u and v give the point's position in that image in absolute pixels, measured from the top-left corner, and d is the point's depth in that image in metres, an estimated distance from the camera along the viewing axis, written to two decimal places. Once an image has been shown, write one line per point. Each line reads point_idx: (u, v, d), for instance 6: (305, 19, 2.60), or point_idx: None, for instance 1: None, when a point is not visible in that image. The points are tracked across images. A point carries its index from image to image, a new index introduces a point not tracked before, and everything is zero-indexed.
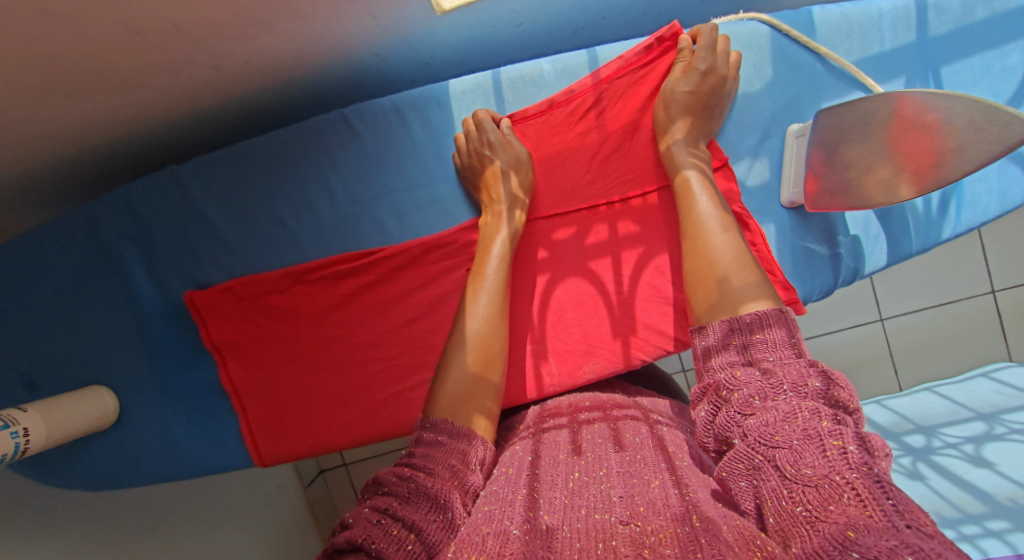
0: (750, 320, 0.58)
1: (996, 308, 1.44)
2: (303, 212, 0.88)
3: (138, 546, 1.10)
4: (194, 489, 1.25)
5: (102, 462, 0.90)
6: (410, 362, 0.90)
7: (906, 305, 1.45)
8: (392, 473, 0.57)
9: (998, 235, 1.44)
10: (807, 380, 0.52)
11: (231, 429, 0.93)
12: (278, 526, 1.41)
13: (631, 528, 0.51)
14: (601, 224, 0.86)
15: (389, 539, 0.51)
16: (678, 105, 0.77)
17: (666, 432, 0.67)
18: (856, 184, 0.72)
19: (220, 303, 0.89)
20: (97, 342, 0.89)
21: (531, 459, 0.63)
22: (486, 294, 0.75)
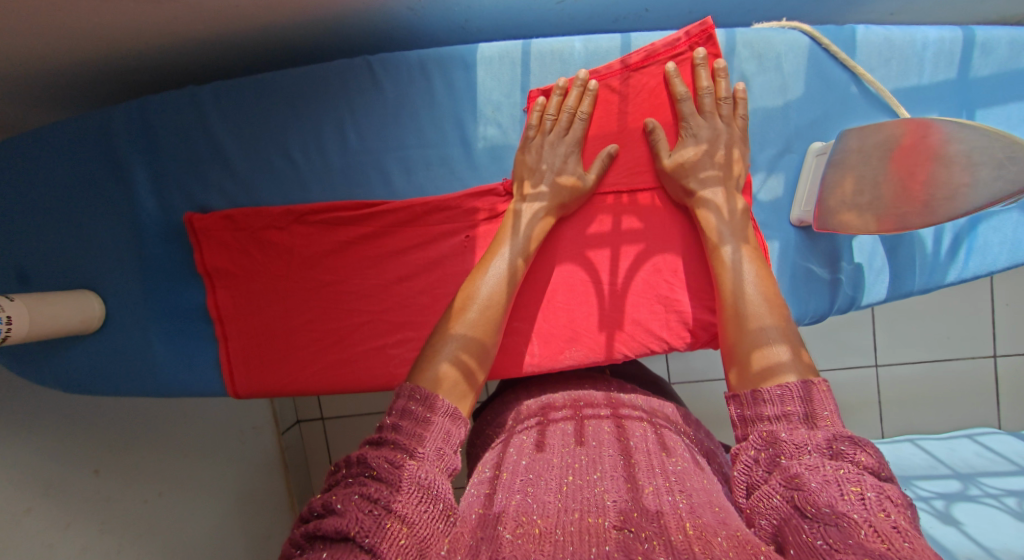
0: (778, 391, 0.58)
1: (995, 374, 1.42)
2: (314, 152, 0.88)
3: (106, 458, 1.11)
4: (170, 413, 1.26)
5: (78, 366, 0.91)
6: (396, 319, 0.91)
7: (905, 354, 1.43)
8: (381, 458, 0.56)
9: (1011, 301, 1.41)
10: (834, 441, 0.52)
11: (210, 355, 0.94)
12: (247, 465, 1.42)
13: (624, 533, 0.51)
14: (606, 215, 0.85)
15: (383, 532, 0.50)
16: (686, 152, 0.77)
17: (651, 433, 0.68)
18: (865, 207, 0.71)
19: (219, 230, 0.89)
20: (92, 247, 0.90)
21: (526, 464, 0.63)
22: (493, 269, 0.76)
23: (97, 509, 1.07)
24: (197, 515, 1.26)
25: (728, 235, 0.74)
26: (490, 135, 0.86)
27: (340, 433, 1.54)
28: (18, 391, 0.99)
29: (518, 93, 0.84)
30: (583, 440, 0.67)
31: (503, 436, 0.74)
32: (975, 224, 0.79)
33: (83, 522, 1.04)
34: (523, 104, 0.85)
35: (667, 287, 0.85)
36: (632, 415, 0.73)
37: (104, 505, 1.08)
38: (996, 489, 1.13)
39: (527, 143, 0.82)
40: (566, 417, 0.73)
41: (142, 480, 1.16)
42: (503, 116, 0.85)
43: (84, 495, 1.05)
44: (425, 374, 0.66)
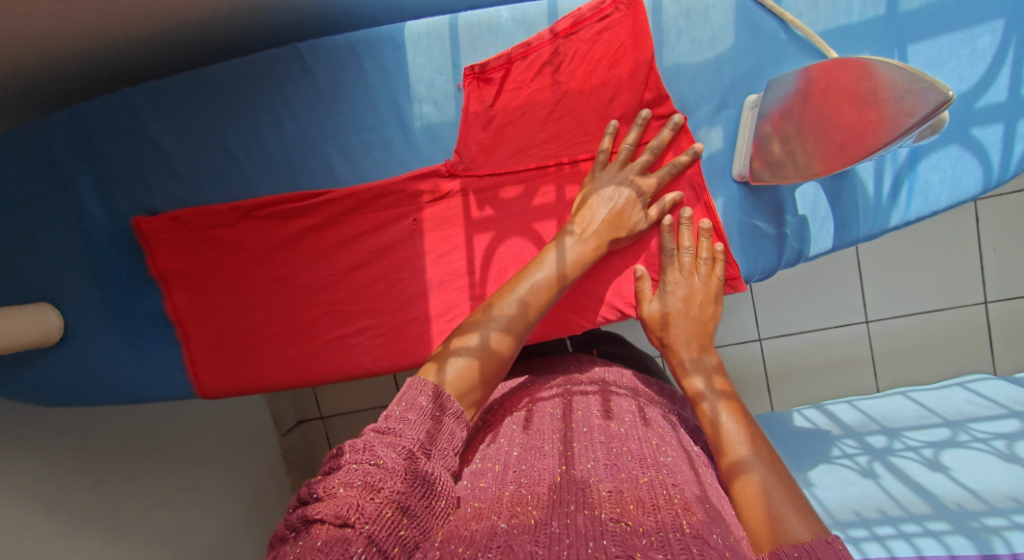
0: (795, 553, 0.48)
1: (986, 320, 1.41)
2: (253, 145, 0.88)
3: (105, 473, 1.11)
4: (162, 417, 1.26)
5: (43, 380, 0.92)
6: (353, 307, 0.91)
7: (897, 308, 1.42)
8: (389, 448, 0.54)
9: (999, 245, 1.39)
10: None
11: (175, 359, 0.95)
12: (244, 467, 1.42)
13: (621, 526, 0.51)
14: (550, 185, 0.84)
15: (383, 521, 0.49)
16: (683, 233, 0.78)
17: (637, 420, 0.70)
18: (792, 157, 0.72)
19: (168, 231, 0.90)
20: (45, 261, 0.90)
21: (517, 455, 0.64)
22: (517, 295, 0.72)
23: (97, 520, 1.07)
24: (201, 518, 1.27)
25: (690, 340, 0.74)
26: (426, 113, 0.84)
27: (342, 430, 1.56)
28: None
29: (450, 68, 0.82)
30: (572, 426, 0.69)
31: (494, 422, 0.77)
32: (914, 162, 0.77)
33: (85, 532, 1.05)
34: (457, 81, 0.82)
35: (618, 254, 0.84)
36: (618, 394, 0.76)
37: (104, 515, 1.09)
38: (985, 434, 1.13)
39: (594, 176, 0.79)
40: (550, 405, 0.75)
41: (142, 486, 1.17)
42: (437, 94, 0.83)
43: (81, 506, 1.05)
44: (443, 373, 0.65)
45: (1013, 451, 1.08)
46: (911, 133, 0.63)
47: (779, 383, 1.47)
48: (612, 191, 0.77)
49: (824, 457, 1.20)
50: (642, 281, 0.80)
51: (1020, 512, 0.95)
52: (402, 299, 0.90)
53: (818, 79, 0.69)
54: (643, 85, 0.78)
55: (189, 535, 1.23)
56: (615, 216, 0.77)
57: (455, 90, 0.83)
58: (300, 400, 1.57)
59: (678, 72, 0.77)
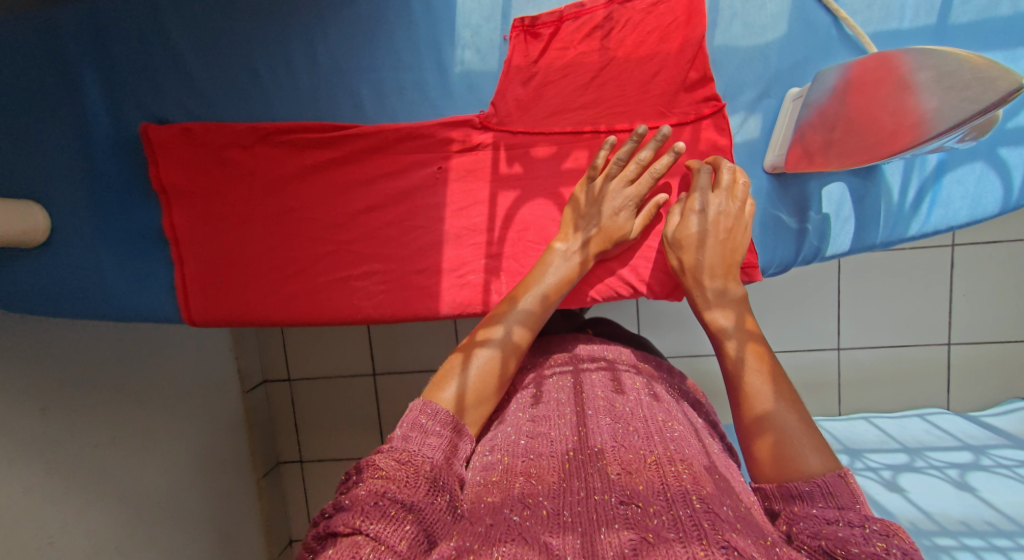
0: (808, 487, 0.54)
1: (948, 361, 1.39)
2: (280, 67, 0.84)
3: (51, 402, 1.01)
4: (128, 349, 1.20)
5: (17, 284, 0.86)
6: (362, 251, 0.89)
7: (866, 340, 1.40)
8: (389, 457, 0.54)
9: (968, 290, 1.37)
10: (865, 519, 0.50)
11: (166, 281, 0.90)
12: (203, 413, 1.38)
13: (631, 509, 0.51)
14: (582, 151, 0.83)
15: (388, 520, 0.49)
16: (699, 178, 0.76)
17: (643, 398, 0.69)
18: (836, 141, 0.72)
19: (177, 145, 0.85)
20: (37, 158, 0.84)
21: (524, 444, 0.62)
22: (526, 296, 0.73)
23: (41, 449, 0.98)
24: (150, 461, 1.20)
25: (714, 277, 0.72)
26: (467, 60, 0.82)
27: (308, 392, 1.53)
28: None
29: (499, 17, 0.80)
30: (580, 408, 0.67)
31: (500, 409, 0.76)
32: (940, 175, 0.79)
33: (28, 458, 0.95)
34: (504, 31, 0.81)
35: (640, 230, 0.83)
36: (625, 370, 0.76)
37: (51, 445, 1.00)
38: (940, 462, 1.18)
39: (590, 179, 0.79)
40: (554, 386, 0.73)
41: (92, 422, 1.09)
42: (482, 42, 0.81)
43: (35, 432, 0.97)
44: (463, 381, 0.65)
45: (964, 480, 1.13)
46: (962, 128, 0.63)
47: None
48: (611, 211, 0.77)
49: None
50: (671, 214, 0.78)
51: (968, 535, 1.01)
52: (413, 248, 0.88)
53: (856, 74, 0.71)
54: (689, 63, 0.77)
55: (141, 478, 1.17)
56: (611, 232, 0.78)
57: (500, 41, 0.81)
58: (268, 359, 1.55)
59: (726, 55, 0.78)
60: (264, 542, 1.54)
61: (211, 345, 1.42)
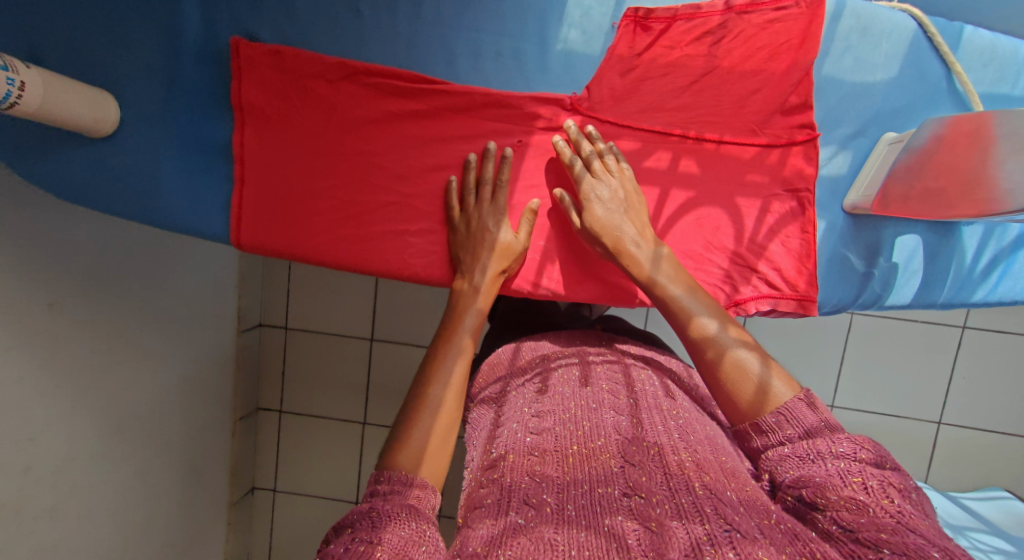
0: (773, 417, 0.58)
1: (935, 437, 1.38)
2: (384, 8, 0.83)
3: (58, 300, 0.95)
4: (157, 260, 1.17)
5: (74, 167, 0.84)
6: (424, 208, 0.89)
7: (864, 403, 1.37)
8: (354, 510, 0.54)
9: (968, 374, 1.36)
10: (833, 444, 0.53)
11: (220, 198, 0.90)
12: (198, 342, 1.32)
13: (635, 500, 0.51)
14: (666, 152, 0.82)
15: (355, 556, 0.47)
16: (571, 155, 0.79)
17: (651, 388, 0.68)
18: (935, 191, 0.71)
19: (263, 64, 0.84)
20: (122, 47, 0.83)
21: (528, 441, 0.60)
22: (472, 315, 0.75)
23: (42, 345, 0.93)
24: (148, 378, 1.17)
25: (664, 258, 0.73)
26: (571, 39, 0.81)
27: (302, 345, 1.51)
28: None
29: (612, 3, 0.80)
30: (583, 401, 0.65)
31: (492, 402, 0.73)
32: (1015, 250, 0.83)
33: (30, 350, 0.90)
34: (614, 18, 0.80)
35: (705, 244, 0.82)
36: (632, 364, 0.74)
37: (50, 344, 0.94)
38: None
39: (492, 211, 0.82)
40: (556, 376, 0.70)
41: (96, 327, 1.03)
42: (590, 24, 0.80)
43: (36, 325, 0.91)
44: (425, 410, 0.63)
45: None
46: None
47: None
48: (490, 229, 0.81)
49: None
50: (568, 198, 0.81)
51: None
52: None
53: (952, 129, 0.69)
54: (792, 86, 0.77)
55: (124, 393, 1.11)
56: (496, 247, 0.81)
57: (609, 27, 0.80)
58: (268, 300, 1.51)
59: (833, 85, 0.78)
60: (228, 483, 1.50)
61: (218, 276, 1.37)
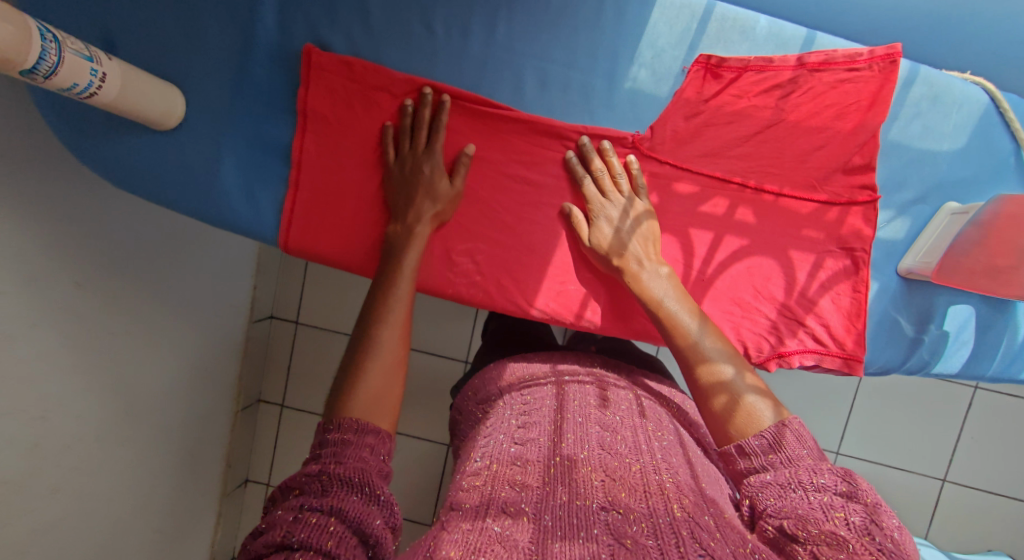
0: (758, 441, 0.61)
1: (936, 496, 1.35)
2: (457, 30, 0.83)
3: (88, 279, 0.95)
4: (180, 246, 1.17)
5: (131, 156, 0.85)
6: (472, 228, 0.88)
7: (870, 453, 1.36)
8: (303, 473, 0.57)
9: (975, 434, 1.34)
10: (815, 475, 0.56)
11: (274, 198, 0.90)
12: (216, 332, 1.33)
13: (613, 515, 0.54)
14: (723, 199, 0.82)
15: (310, 528, 0.52)
16: (603, 182, 0.82)
17: (636, 412, 0.72)
18: (1002, 272, 0.73)
19: (333, 74, 0.85)
20: (195, 42, 0.83)
21: (512, 450, 0.62)
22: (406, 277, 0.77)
23: (71, 319, 0.94)
24: (164, 360, 1.17)
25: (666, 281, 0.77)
26: (640, 79, 0.82)
27: (311, 340, 1.52)
28: None
29: (685, 47, 0.80)
30: (570, 417, 0.69)
31: (483, 414, 0.75)
32: None
33: (54, 324, 0.90)
34: (685, 62, 0.80)
35: (751, 294, 0.83)
36: (621, 387, 0.78)
37: (75, 317, 0.94)
38: None
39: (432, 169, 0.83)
40: (545, 391, 0.74)
41: (127, 306, 1.05)
42: (661, 65, 0.81)
43: (64, 303, 0.91)
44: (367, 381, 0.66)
45: None
46: None
47: None
48: (423, 171, 0.83)
49: None
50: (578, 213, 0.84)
51: None
52: (524, 243, 0.89)
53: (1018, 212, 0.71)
54: (857, 147, 0.78)
55: (139, 379, 1.11)
56: (429, 190, 0.83)
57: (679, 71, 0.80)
58: (281, 292, 1.51)
59: (899, 150, 0.78)
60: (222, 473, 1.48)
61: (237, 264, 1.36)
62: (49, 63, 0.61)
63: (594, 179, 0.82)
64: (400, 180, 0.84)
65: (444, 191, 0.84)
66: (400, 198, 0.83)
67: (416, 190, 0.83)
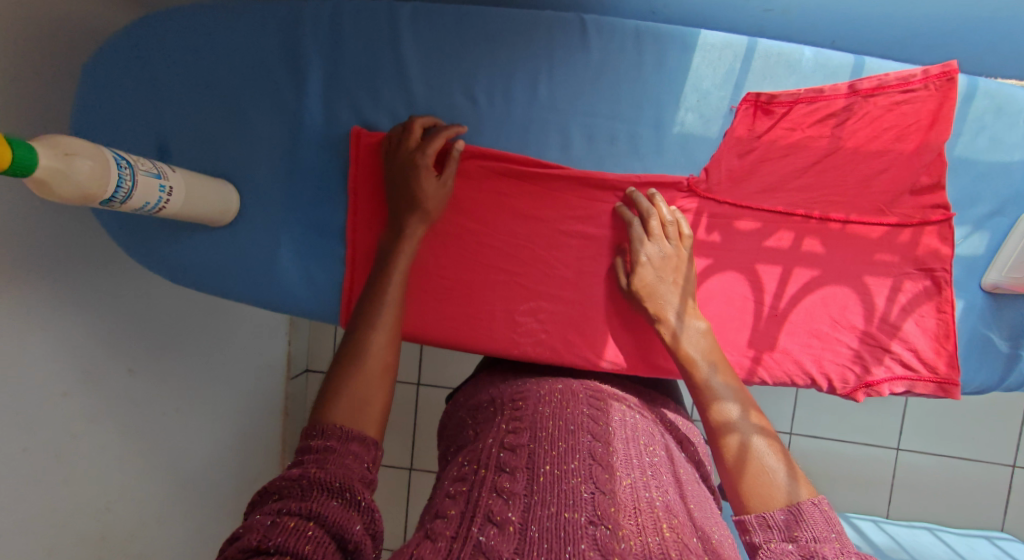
0: (783, 513, 0.58)
1: (1010, 485, 1.37)
2: (499, 96, 0.83)
3: (137, 365, 1.04)
4: (206, 318, 1.20)
5: (194, 256, 0.86)
6: (533, 286, 0.89)
7: (926, 444, 1.39)
8: (281, 477, 0.55)
9: None
10: (840, 552, 0.52)
11: (334, 278, 0.90)
12: (259, 396, 1.40)
13: (601, 530, 0.52)
14: (788, 232, 0.82)
15: (288, 533, 0.49)
16: (637, 225, 0.80)
17: (626, 423, 0.69)
18: None
19: (381, 153, 0.85)
20: (246, 139, 0.85)
21: (500, 456, 0.60)
22: (396, 282, 0.77)
23: (118, 406, 1.00)
24: (205, 432, 1.21)
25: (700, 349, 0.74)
26: (687, 122, 0.81)
27: None
28: (80, 260, 0.93)
29: (731, 86, 0.79)
30: (562, 421, 0.65)
31: (474, 424, 0.74)
32: None
33: (109, 417, 0.98)
34: (733, 101, 0.80)
35: (829, 323, 0.82)
36: (615, 399, 0.75)
37: (130, 405, 1.02)
38: None
39: (421, 164, 0.79)
40: (535, 396, 0.71)
41: (167, 388, 1.10)
42: (707, 107, 0.80)
43: (115, 391, 0.99)
44: (351, 392, 0.66)
45: None
46: None
47: None
48: (416, 171, 0.79)
49: None
50: (619, 263, 0.83)
51: None
52: (586, 295, 0.88)
53: None
54: (924, 167, 0.77)
55: (190, 454, 1.17)
56: (419, 188, 0.80)
57: (728, 109, 0.80)
58: (315, 347, 1.57)
59: (967, 165, 0.78)
60: None
61: (269, 328, 1.42)
62: (125, 189, 0.63)
63: (636, 226, 0.80)
64: (391, 183, 0.81)
65: (432, 187, 0.80)
66: (393, 203, 0.81)
67: (410, 189, 0.80)
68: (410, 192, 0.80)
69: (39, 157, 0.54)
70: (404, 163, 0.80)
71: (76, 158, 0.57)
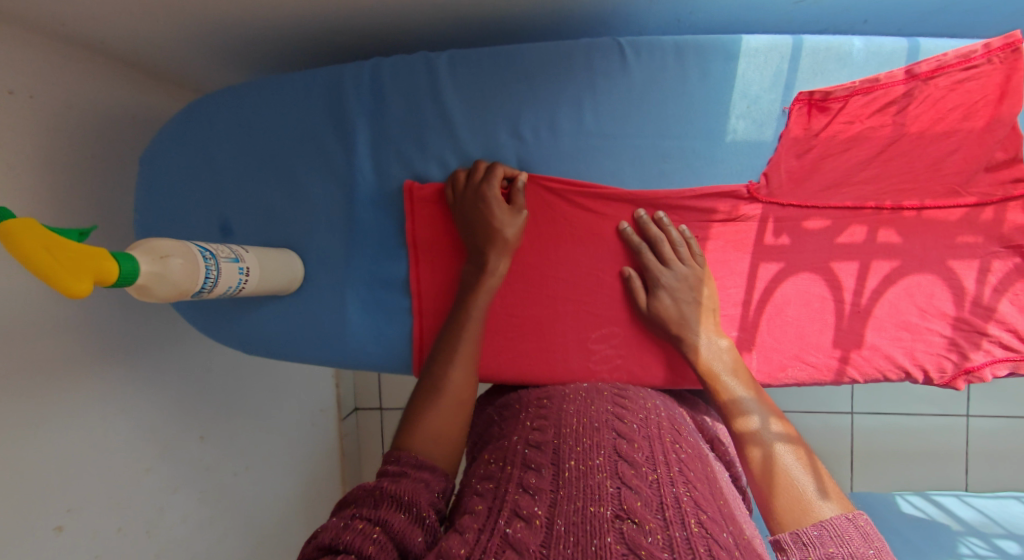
0: (817, 531, 0.58)
1: None
2: (545, 129, 0.83)
3: (210, 431, 1.06)
4: (262, 376, 1.22)
5: (266, 326, 0.88)
6: (603, 313, 0.87)
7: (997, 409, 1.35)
8: (358, 487, 0.60)
9: None
10: None
11: (402, 330, 0.90)
12: (323, 443, 1.42)
13: (626, 524, 0.53)
14: (860, 226, 0.81)
15: (358, 534, 0.54)
16: (662, 249, 0.81)
17: (652, 414, 0.67)
18: None
19: (435, 201, 0.86)
20: (302, 206, 0.86)
21: (527, 453, 0.61)
22: (473, 318, 0.78)
23: (198, 476, 1.02)
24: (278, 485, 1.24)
25: (723, 368, 0.76)
26: (740, 129, 0.79)
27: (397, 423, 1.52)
28: (152, 340, 0.96)
29: (781, 88, 0.78)
30: (586, 419, 0.65)
31: (496, 426, 0.75)
32: None
33: (190, 486, 1.00)
34: (784, 101, 0.78)
35: (915, 313, 0.81)
36: (639, 392, 0.74)
37: (205, 473, 1.04)
38: None
39: (489, 195, 0.80)
40: (559, 396, 0.72)
41: (237, 450, 1.12)
42: (758, 112, 0.79)
43: (194, 461, 1.01)
44: (427, 423, 0.68)
45: None
46: None
47: (865, 464, 1.39)
48: (488, 205, 0.80)
49: (950, 553, 1.12)
50: (631, 279, 0.83)
51: None
52: None
53: None
54: (999, 142, 0.77)
55: (267, 511, 1.19)
56: (488, 221, 0.80)
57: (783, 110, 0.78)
58: (361, 387, 1.54)
59: None
60: None
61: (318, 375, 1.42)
62: (215, 281, 0.66)
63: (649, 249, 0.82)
64: (461, 216, 0.82)
65: (502, 223, 0.80)
66: (468, 238, 0.81)
67: (478, 220, 0.80)
68: (482, 224, 0.80)
69: (139, 265, 0.58)
70: (477, 197, 0.80)
71: (170, 259, 0.61)
